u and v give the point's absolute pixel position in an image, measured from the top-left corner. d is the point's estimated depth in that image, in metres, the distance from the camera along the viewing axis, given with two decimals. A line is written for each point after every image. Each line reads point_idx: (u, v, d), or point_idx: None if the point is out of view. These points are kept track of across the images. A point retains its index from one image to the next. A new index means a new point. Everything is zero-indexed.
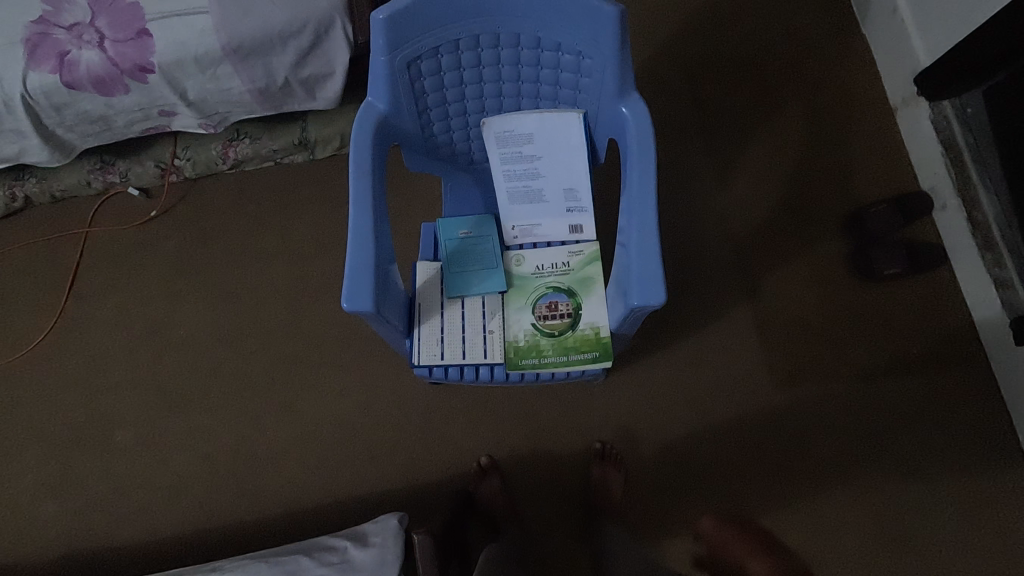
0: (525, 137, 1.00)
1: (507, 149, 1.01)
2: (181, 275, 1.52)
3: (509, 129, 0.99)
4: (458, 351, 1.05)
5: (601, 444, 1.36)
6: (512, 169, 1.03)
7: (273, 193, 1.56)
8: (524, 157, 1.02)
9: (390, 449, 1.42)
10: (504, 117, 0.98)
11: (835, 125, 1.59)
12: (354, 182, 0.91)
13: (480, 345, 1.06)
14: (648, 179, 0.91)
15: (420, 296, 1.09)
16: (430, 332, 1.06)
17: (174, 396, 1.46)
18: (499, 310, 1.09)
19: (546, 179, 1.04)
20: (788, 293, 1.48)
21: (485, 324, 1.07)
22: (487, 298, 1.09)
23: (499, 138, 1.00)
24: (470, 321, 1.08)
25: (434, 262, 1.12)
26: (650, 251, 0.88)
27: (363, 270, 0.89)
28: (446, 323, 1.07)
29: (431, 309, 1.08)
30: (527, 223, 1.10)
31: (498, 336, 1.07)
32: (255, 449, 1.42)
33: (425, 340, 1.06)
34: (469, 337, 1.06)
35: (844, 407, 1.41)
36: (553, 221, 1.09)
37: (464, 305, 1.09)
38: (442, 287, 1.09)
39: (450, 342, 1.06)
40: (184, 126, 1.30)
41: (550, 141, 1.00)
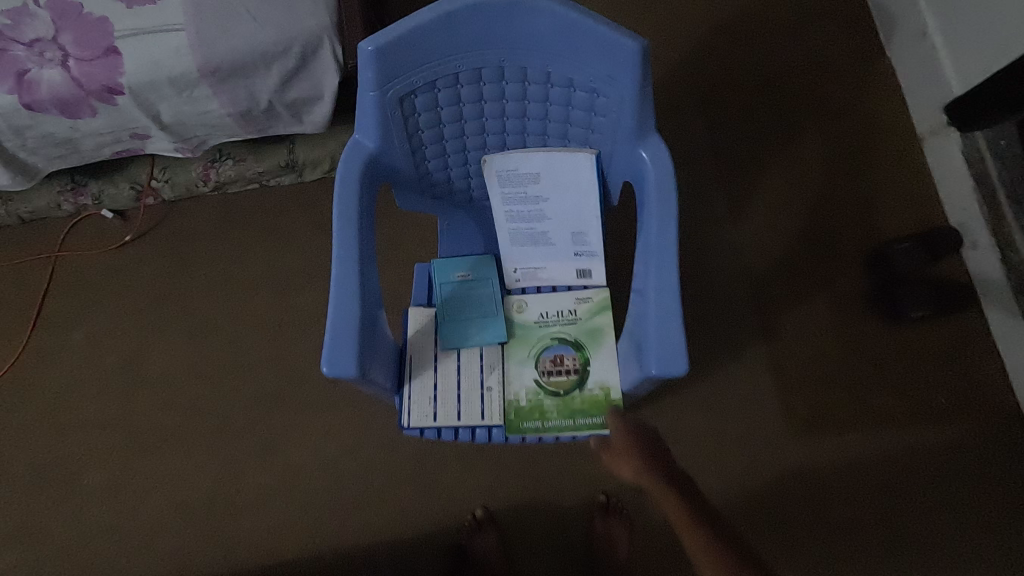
0: (531, 176, 0.90)
1: (510, 189, 0.91)
2: (156, 304, 1.42)
3: (512, 168, 0.89)
4: (452, 411, 0.95)
5: (604, 497, 1.29)
6: (515, 210, 0.93)
7: (258, 218, 1.46)
8: (529, 197, 0.92)
9: (377, 498, 1.31)
10: (508, 154, 0.89)
11: (858, 154, 1.49)
12: (337, 231, 0.82)
13: (477, 405, 0.96)
14: (668, 231, 0.81)
15: (411, 347, 0.99)
16: (422, 389, 0.96)
17: (146, 437, 1.35)
18: (498, 364, 0.98)
19: (553, 222, 0.94)
20: (807, 334, 1.38)
21: (483, 380, 0.97)
22: (484, 349, 0.99)
23: (502, 176, 0.90)
24: (466, 376, 0.97)
25: (427, 308, 1.01)
26: (671, 312, 0.78)
27: (346, 332, 0.79)
28: (439, 379, 0.97)
29: (424, 363, 0.98)
30: (531, 267, 1.00)
31: (497, 394, 0.96)
32: (233, 496, 1.31)
33: (416, 399, 0.96)
34: (464, 394, 0.96)
35: (864, 459, 1.32)
36: (559, 266, 0.99)
37: (459, 358, 0.98)
38: (435, 337, 0.99)
39: (444, 400, 0.96)
40: (159, 149, 1.20)
41: (558, 181, 0.90)
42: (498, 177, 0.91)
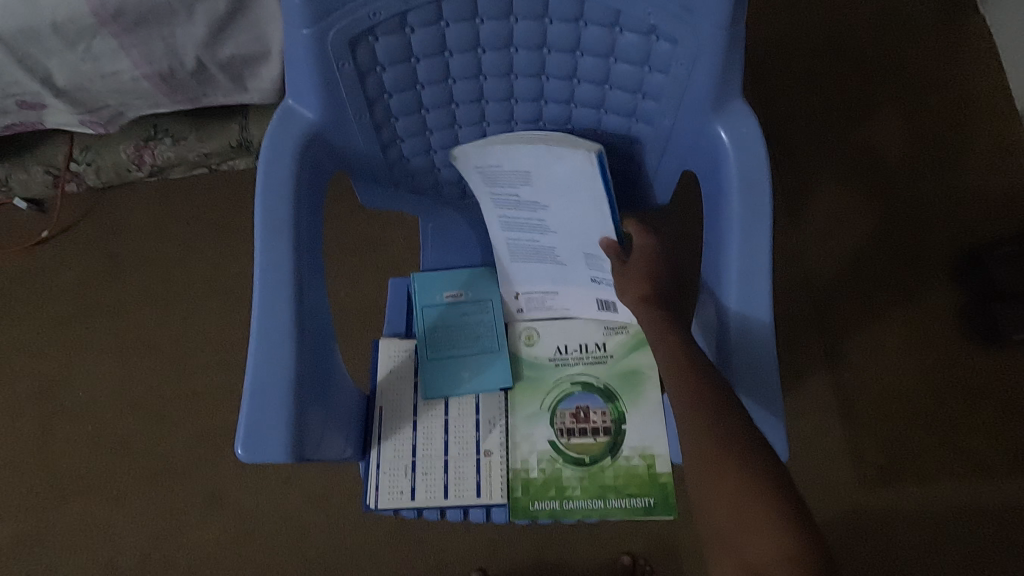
0: (522, 175, 0.63)
1: (498, 190, 0.66)
2: (79, 315, 1.15)
3: (495, 164, 0.63)
4: (438, 487, 0.69)
5: (630, 560, 1.03)
6: (507, 217, 0.68)
7: (207, 209, 1.19)
8: (523, 203, 0.66)
9: (348, 559, 1.04)
10: (486, 144, 0.62)
11: (945, 135, 1.22)
12: (261, 241, 0.55)
13: (471, 478, 0.69)
14: (756, 245, 0.54)
15: (382, 396, 0.71)
16: (396, 455, 0.69)
17: (63, 482, 1.08)
18: (500, 419, 0.71)
19: (560, 236, 0.67)
20: (880, 358, 1.12)
21: (481, 442, 0.70)
22: (481, 398, 0.72)
23: (484, 174, 0.65)
24: (457, 438, 0.70)
25: (405, 340, 0.74)
26: (766, 382, 0.54)
27: (274, 396, 0.53)
28: (419, 441, 0.70)
29: (399, 419, 0.71)
30: (537, 293, 0.73)
31: (498, 463, 0.70)
32: (170, 558, 1.05)
33: (387, 470, 0.69)
34: (454, 462, 0.70)
35: (956, 518, 1.05)
36: (575, 294, 0.71)
37: (448, 411, 0.71)
38: (415, 382, 0.72)
39: (427, 471, 0.69)
40: (61, 123, 0.93)
41: (558, 184, 0.62)
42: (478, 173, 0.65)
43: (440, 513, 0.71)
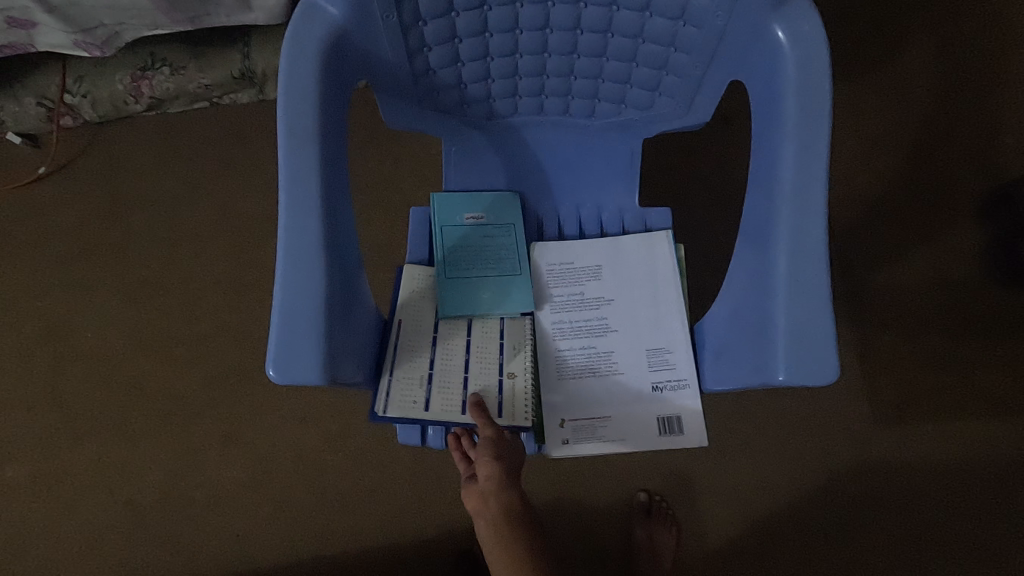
0: (591, 271, 0.70)
1: (562, 290, 0.70)
2: (81, 255, 1.12)
3: (567, 261, 0.71)
4: (455, 401, 0.64)
5: (645, 498, 1.04)
6: (568, 321, 0.69)
7: (209, 146, 1.14)
8: (588, 301, 0.69)
9: (366, 496, 1.05)
10: (565, 242, 0.72)
11: (978, 66, 1.17)
12: (286, 151, 0.52)
13: (491, 396, 0.65)
14: (812, 155, 0.51)
15: (401, 310, 0.67)
16: (410, 367, 0.65)
17: (76, 422, 1.07)
18: (524, 344, 0.68)
19: (622, 335, 0.68)
20: (902, 299, 1.10)
21: (503, 364, 0.66)
22: (507, 325, 0.68)
23: (553, 273, 0.70)
24: (479, 358, 0.66)
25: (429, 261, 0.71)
26: (814, 294, 0.50)
27: (305, 315, 0.51)
28: (438, 356, 0.66)
29: (417, 340, 0.66)
30: (586, 421, 0.66)
31: (522, 387, 0.65)
32: (188, 497, 1.05)
33: (402, 377, 0.64)
34: (473, 380, 0.65)
35: (968, 455, 1.06)
36: (632, 414, 0.66)
37: (470, 333, 0.68)
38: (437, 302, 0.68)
39: (444, 386, 0.64)
40: (55, 44, 0.87)
41: (622, 274, 0.70)
42: (548, 271, 0.71)
43: None
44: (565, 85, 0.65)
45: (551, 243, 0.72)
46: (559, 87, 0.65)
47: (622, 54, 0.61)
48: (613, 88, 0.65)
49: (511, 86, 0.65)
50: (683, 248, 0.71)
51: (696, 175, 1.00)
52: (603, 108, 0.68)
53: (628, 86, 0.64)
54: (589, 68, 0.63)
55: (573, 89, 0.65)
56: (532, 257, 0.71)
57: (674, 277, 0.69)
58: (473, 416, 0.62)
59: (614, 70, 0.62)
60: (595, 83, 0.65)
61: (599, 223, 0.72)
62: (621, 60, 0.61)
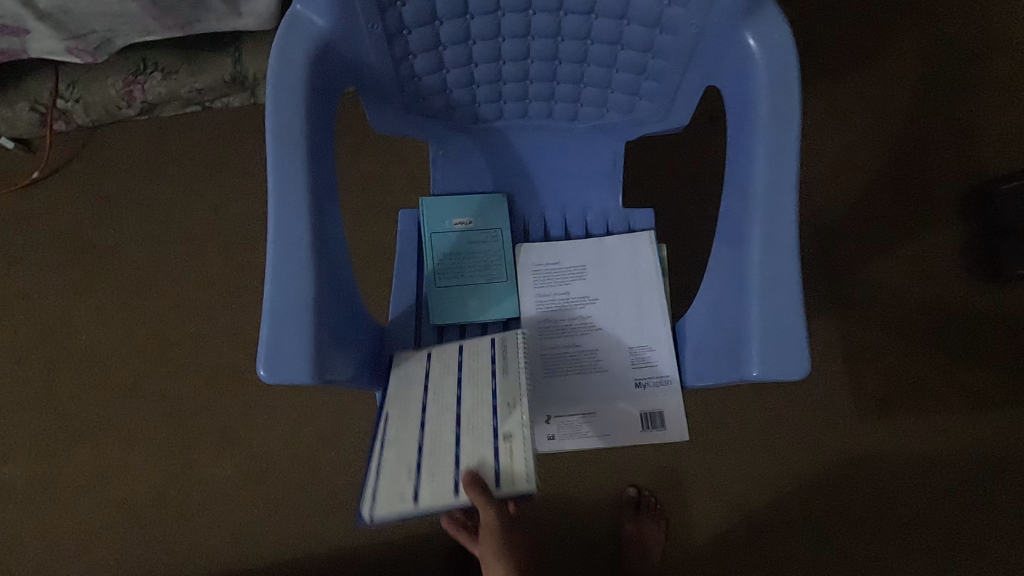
0: (576, 271, 0.72)
1: (548, 290, 0.72)
2: (75, 257, 1.13)
3: (553, 261, 0.72)
4: (445, 484, 0.53)
5: (635, 493, 1.06)
6: (554, 321, 0.71)
7: (201, 150, 1.16)
8: (573, 301, 0.71)
9: (360, 494, 1.07)
10: (551, 243, 0.73)
11: (959, 66, 1.19)
12: (273, 157, 0.54)
13: (487, 468, 0.53)
14: (784, 158, 0.53)
15: (391, 406, 0.62)
16: (399, 431, 0.59)
17: (72, 423, 1.08)
18: (521, 399, 0.57)
19: (607, 334, 0.70)
20: (885, 296, 1.12)
21: (498, 426, 0.55)
22: (499, 380, 0.59)
23: (540, 273, 0.72)
24: (469, 427, 0.57)
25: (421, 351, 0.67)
26: (785, 293, 0.52)
27: (294, 317, 0.52)
28: (425, 439, 0.58)
29: (407, 400, 0.62)
30: (571, 417, 0.68)
31: (522, 447, 0.53)
32: (183, 496, 1.06)
33: (385, 475, 0.56)
34: (465, 455, 0.55)
35: (950, 448, 1.09)
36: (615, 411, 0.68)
37: (460, 381, 0.61)
38: (425, 385, 0.63)
39: (433, 471, 0.55)
40: (47, 50, 0.88)
41: (607, 274, 0.72)
42: (534, 272, 0.72)
43: None
44: (548, 90, 0.67)
45: (537, 244, 0.73)
46: (542, 92, 0.67)
47: (602, 60, 0.62)
48: (594, 92, 0.66)
49: (495, 91, 0.67)
50: (665, 248, 0.72)
51: (681, 176, 1.02)
52: (586, 112, 0.69)
53: (609, 91, 0.66)
54: (571, 73, 0.64)
55: (555, 93, 0.67)
56: (519, 258, 0.73)
57: (656, 275, 0.71)
58: (467, 494, 0.51)
59: (595, 75, 0.64)
60: (577, 87, 0.66)
61: (584, 224, 0.74)
62: (601, 65, 0.63)
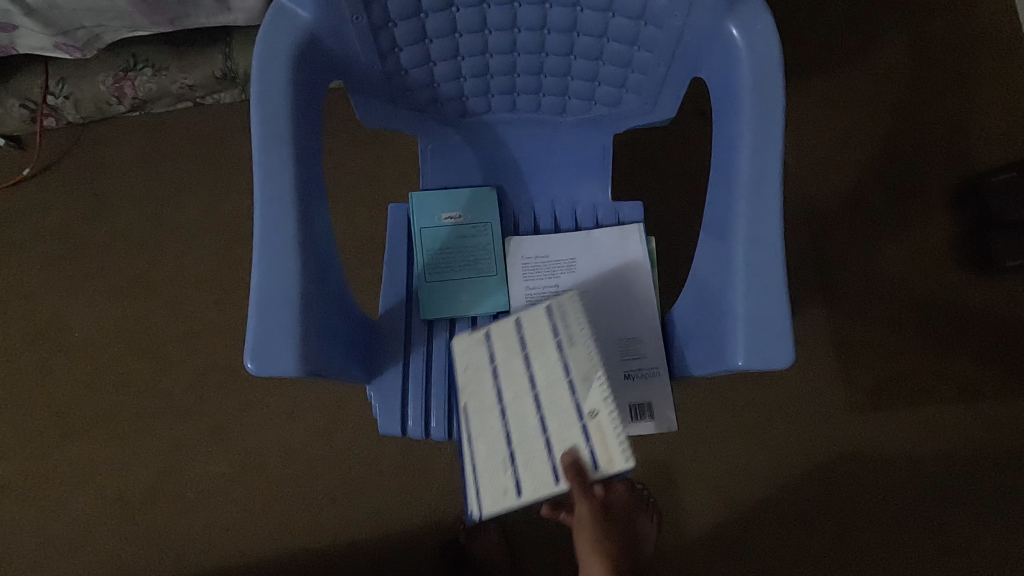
0: (565, 264, 0.72)
1: (537, 283, 0.72)
2: (67, 254, 1.13)
3: (542, 254, 0.73)
4: (545, 472, 0.59)
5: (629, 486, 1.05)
6: None
7: (193, 146, 1.15)
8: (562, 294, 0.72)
9: (353, 488, 1.07)
10: (540, 236, 0.73)
11: (949, 59, 1.19)
12: (259, 151, 0.54)
13: (582, 449, 0.57)
14: (768, 148, 0.53)
15: (466, 396, 0.65)
16: (483, 413, 0.64)
17: (65, 420, 1.08)
18: (596, 372, 0.59)
19: (596, 326, 0.70)
20: (876, 289, 1.13)
21: (581, 404, 0.59)
22: (568, 356, 0.61)
23: (529, 266, 0.73)
24: (552, 409, 0.60)
25: (475, 332, 0.67)
26: (770, 282, 0.53)
27: (281, 309, 0.53)
28: (513, 427, 0.62)
29: (481, 375, 0.65)
30: None
31: (608, 421, 0.57)
32: (177, 492, 1.07)
33: (484, 471, 0.62)
34: (557, 438, 0.60)
35: (941, 439, 1.09)
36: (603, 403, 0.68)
37: (526, 349, 0.64)
38: (492, 369, 0.65)
39: (529, 459, 0.60)
40: (35, 46, 0.88)
41: (596, 267, 0.72)
42: (523, 265, 0.73)
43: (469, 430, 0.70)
44: (535, 83, 0.67)
45: (527, 237, 0.74)
46: (529, 85, 0.67)
47: (588, 53, 0.63)
48: (582, 85, 0.67)
49: (483, 85, 0.67)
50: (654, 240, 0.73)
51: (672, 170, 1.02)
52: (574, 105, 0.70)
53: (596, 84, 0.66)
54: (558, 66, 0.64)
55: (543, 86, 0.67)
56: (508, 252, 0.73)
57: (645, 268, 0.71)
58: (570, 484, 0.57)
59: (581, 68, 0.64)
60: (565, 80, 0.66)
61: (574, 217, 0.74)
62: (587, 58, 0.63)
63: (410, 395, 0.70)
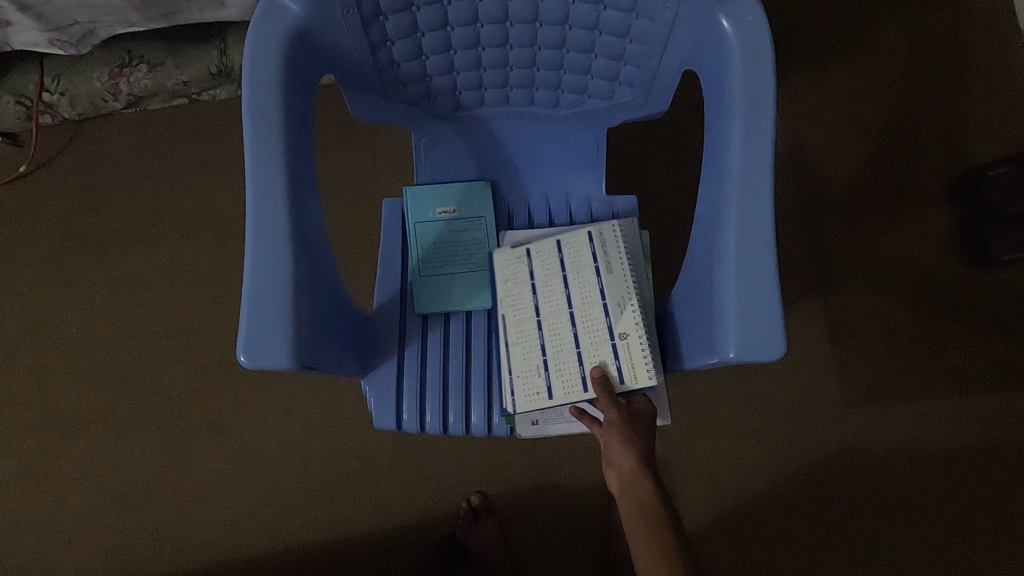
0: None
1: None
2: (63, 251, 1.13)
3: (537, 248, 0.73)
4: (575, 380, 0.65)
5: None
6: None
7: (188, 143, 1.15)
8: None
9: (351, 484, 1.07)
10: (534, 229, 0.73)
11: (946, 53, 1.19)
12: (250, 145, 0.54)
13: (611, 364, 0.65)
14: (759, 139, 0.53)
15: (503, 305, 0.69)
16: (519, 321, 0.68)
17: (63, 417, 1.08)
18: (630, 300, 0.66)
19: None
20: (873, 283, 1.13)
21: (613, 326, 0.65)
22: (605, 282, 0.67)
23: None
24: (585, 326, 0.66)
25: (517, 247, 0.70)
26: (761, 274, 0.53)
27: (273, 303, 0.53)
28: (547, 339, 0.67)
29: (518, 287, 0.69)
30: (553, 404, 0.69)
31: (637, 343, 0.64)
32: (175, 488, 1.07)
33: (520, 372, 0.67)
34: (588, 354, 0.66)
35: (937, 434, 1.10)
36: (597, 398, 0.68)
37: (565, 271, 0.68)
38: (532, 284, 0.69)
39: (561, 366, 0.66)
40: (30, 42, 0.88)
41: None
42: None
43: (463, 423, 0.70)
44: (528, 77, 0.67)
45: (521, 230, 0.74)
46: (522, 79, 0.67)
47: (580, 46, 0.62)
48: (574, 79, 0.66)
49: (475, 78, 0.67)
50: (648, 235, 0.72)
51: (668, 165, 1.02)
52: (567, 99, 0.69)
53: (589, 77, 0.66)
54: (550, 59, 0.64)
55: (536, 80, 0.67)
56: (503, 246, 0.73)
57: (640, 262, 0.71)
58: (597, 393, 0.64)
59: (574, 61, 0.64)
60: (557, 74, 0.66)
61: (568, 211, 0.74)
62: (580, 51, 0.63)
63: (406, 390, 0.70)
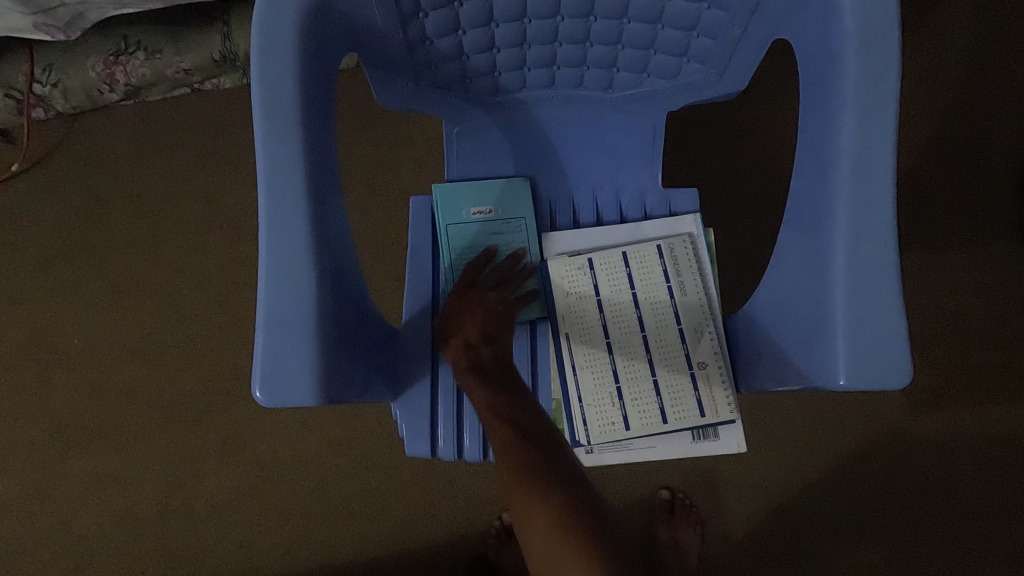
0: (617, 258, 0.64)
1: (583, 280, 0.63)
2: (62, 254, 1.05)
3: (587, 248, 0.64)
4: (652, 410, 0.60)
5: (669, 494, 0.99)
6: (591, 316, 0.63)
7: (192, 136, 1.07)
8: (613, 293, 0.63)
9: (374, 500, 1.00)
10: (583, 229, 0.65)
11: (1018, 23, 1.08)
12: (263, 138, 0.46)
13: (689, 396, 0.60)
14: (874, 120, 0.45)
15: (567, 323, 0.62)
16: (589, 341, 0.62)
17: (66, 431, 1.01)
18: (707, 326, 0.61)
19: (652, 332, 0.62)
20: (939, 277, 1.03)
21: (690, 354, 0.60)
22: (680, 305, 0.61)
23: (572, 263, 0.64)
24: (661, 352, 0.61)
25: (577, 257, 0.63)
26: (877, 283, 0.44)
27: (293, 325, 0.45)
28: (620, 363, 0.61)
29: (583, 304, 0.62)
30: (610, 430, 0.61)
31: (717, 375, 0.60)
32: (186, 507, 1.00)
33: (591, 401, 0.61)
34: (664, 382, 0.61)
35: (1009, 441, 1.00)
36: (660, 423, 0.60)
37: (635, 289, 0.62)
38: (599, 301, 0.62)
39: (636, 396, 0.61)
40: (12, 26, 0.79)
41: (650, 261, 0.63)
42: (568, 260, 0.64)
43: None
44: (579, 54, 0.58)
45: (569, 230, 0.65)
46: (573, 56, 0.58)
47: (644, 15, 0.54)
48: (634, 54, 0.58)
49: (518, 56, 0.58)
50: (713, 233, 0.64)
51: (716, 152, 0.92)
52: (623, 78, 0.61)
53: (652, 52, 0.57)
54: (607, 32, 0.56)
55: (588, 57, 0.59)
56: (549, 247, 0.64)
57: (704, 264, 0.62)
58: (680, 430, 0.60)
59: (635, 33, 0.55)
60: (613, 49, 0.58)
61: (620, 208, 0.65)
62: (643, 21, 0.54)
63: (441, 415, 0.62)
